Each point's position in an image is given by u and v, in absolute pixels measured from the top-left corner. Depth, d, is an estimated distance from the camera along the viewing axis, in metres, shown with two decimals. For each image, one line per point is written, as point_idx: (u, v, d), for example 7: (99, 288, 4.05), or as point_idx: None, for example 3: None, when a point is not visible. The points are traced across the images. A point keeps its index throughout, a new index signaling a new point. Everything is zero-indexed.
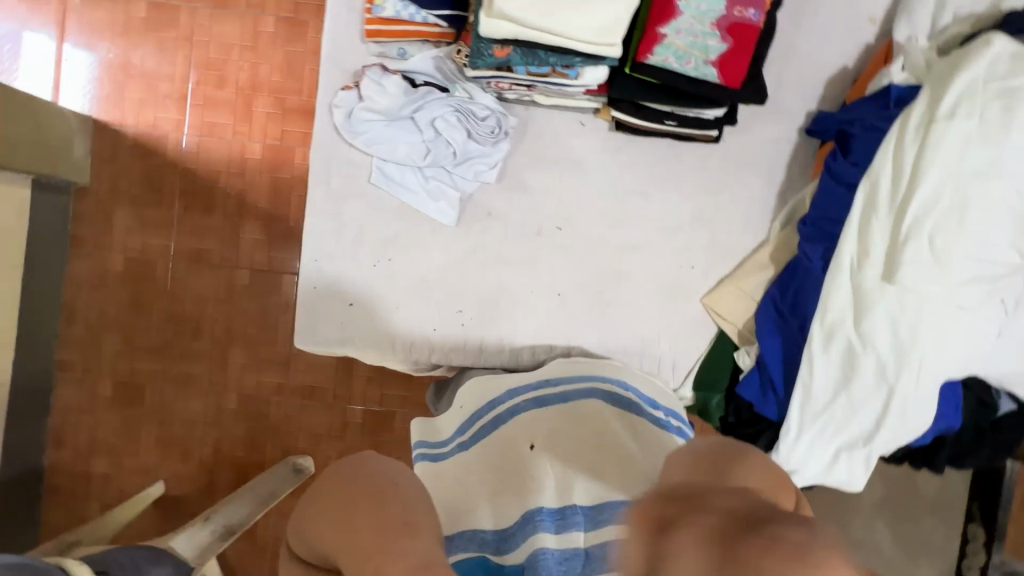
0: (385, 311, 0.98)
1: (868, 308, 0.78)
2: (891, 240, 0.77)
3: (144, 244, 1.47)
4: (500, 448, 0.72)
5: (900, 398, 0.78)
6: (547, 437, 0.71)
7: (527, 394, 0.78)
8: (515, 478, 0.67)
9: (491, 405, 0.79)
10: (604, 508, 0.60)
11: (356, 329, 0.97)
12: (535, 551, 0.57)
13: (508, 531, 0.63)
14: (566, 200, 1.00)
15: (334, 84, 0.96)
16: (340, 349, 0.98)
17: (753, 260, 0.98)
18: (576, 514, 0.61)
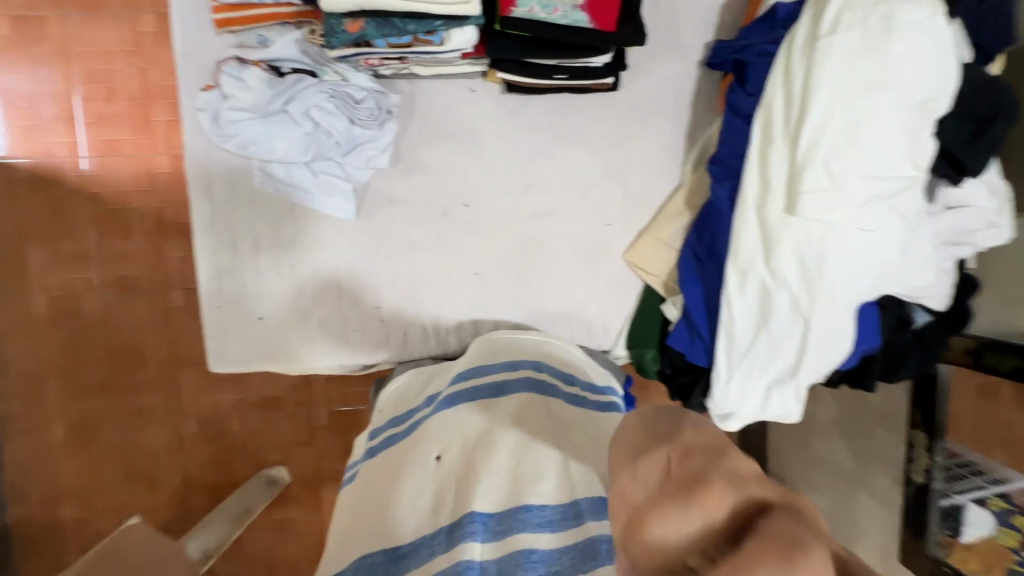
0: (300, 319, 0.94)
1: (776, 244, 0.76)
2: (789, 170, 0.74)
3: (65, 281, 1.38)
4: (412, 454, 0.68)
5: (818, 329, 0.77)
6: (459, 442, 0.66)
7: (441, 396, 0.75)
8: (421, 494, 0.63)
9: (409, 413, 0.76)
10: (505, 516, 0.58)
11: (272, 342, 0.93)
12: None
13: (401, 551, 0.60)
14: (469, 175, 0.95)
15: (197, 84, 0.88)
16: (259, 365, 0.94)
17: (667, 209, 0.96)
18: (474, 523, 0.57)
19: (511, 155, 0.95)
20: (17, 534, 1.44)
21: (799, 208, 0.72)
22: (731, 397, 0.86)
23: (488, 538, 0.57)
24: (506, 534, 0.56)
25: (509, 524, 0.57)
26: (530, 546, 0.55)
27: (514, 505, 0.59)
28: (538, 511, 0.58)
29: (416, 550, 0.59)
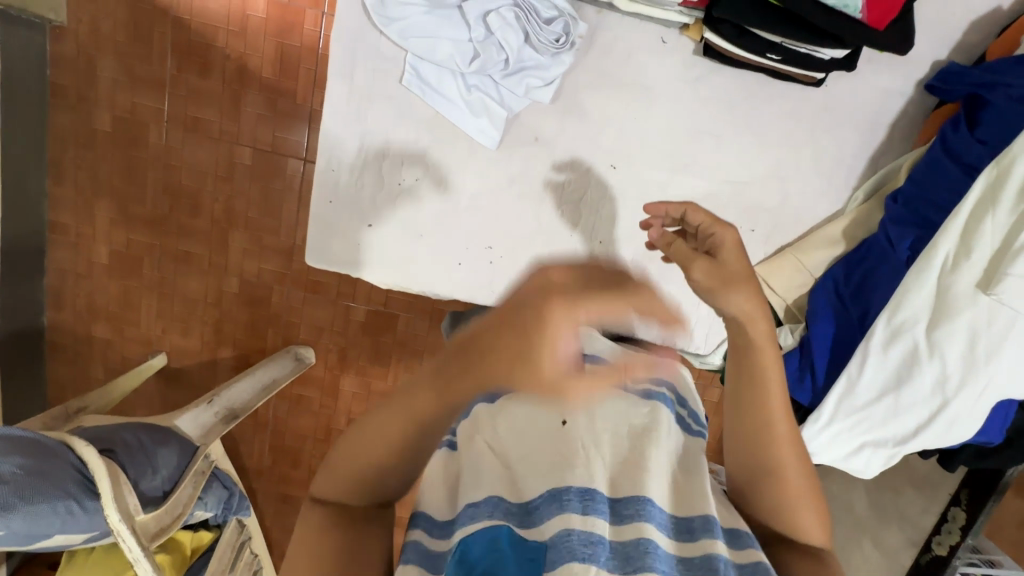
0: (405, 236, 0.88)
1: (950, 315, 0.70)
2: (1002, 245, 0.67)
3: (133, 103, 1.30)
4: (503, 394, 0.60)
5: (952, 412, 0.73)
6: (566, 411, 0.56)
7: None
8: (526, 449, 0.53)
9: None
10: (634, 500, 0.49)
11: (373, 251, 0.88)
12: (563, 533, 0.45)
13: (531, 505, 0.49)
14: (627, 134, 0.86)
15: None
16: (354, 272, 0.89)
17: (821, 233, 0.87)
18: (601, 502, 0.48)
19: (678, 125, 0.86)
20: (54, 340, 1.47)
21: (998, 288, 0.66)
22: (821, 443, 0.83)
23: (610, 524, 0.48)
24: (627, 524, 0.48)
25: (635, 511, 0.49)
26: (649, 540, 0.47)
27: (637, 495, 0.50)
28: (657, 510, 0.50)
29: (545, 505, 0.48)
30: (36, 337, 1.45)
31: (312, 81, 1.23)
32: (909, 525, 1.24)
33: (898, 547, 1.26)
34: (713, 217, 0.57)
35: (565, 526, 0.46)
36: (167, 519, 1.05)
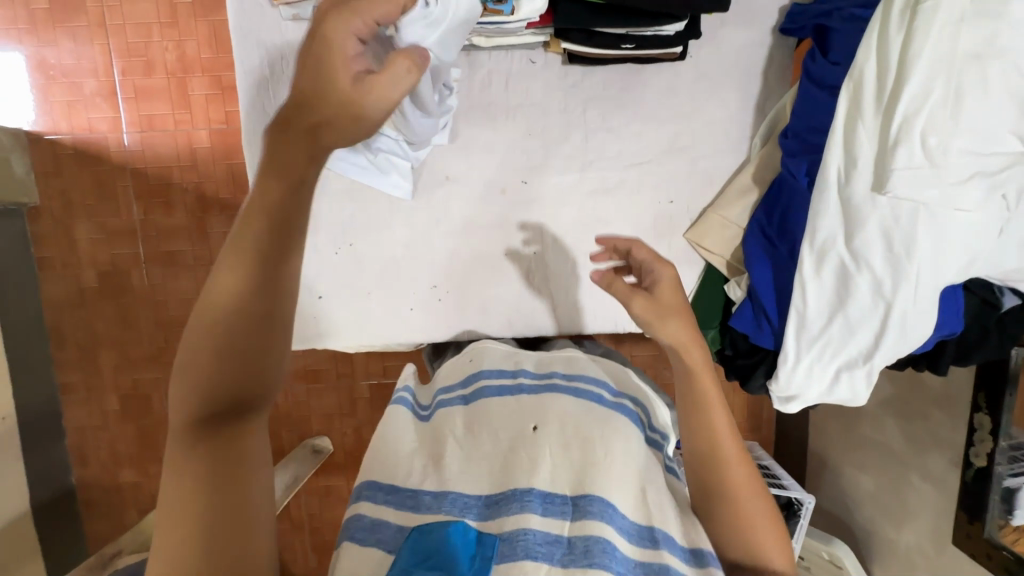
0: (355, 298, 0.94)
1: (859, 222, 0.73)
2: (879, 146, 0.70)
3: (112, 255, 1.37)
4: (497, 418, 0.64)
5: (899, 312, 0.74)
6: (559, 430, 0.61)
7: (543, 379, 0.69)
8: (505, 458, 0.59)
9: (500, 372, 0.72)
10: (583, 501, 0.55)
11: (330, 320, 0.94)
12: (518, 530, 0.52)
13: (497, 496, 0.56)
14: (529, 151, 0.92)
15: (252, 63, 0.87)
16: (321, 343, 0.95)
17: (733, 186, 0.91)
18: (565, 504, 0.55)
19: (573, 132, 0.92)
20: (88, 495, 1.46)
21: (889, 185, 0.69)
22: (796, 380, 0.84)
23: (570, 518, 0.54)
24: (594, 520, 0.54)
25: (591, 508, 0.54)
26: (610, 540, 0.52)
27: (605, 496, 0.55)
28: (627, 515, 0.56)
29: (508, 500, 0.55)
30: (69, 497, 1.44)
31: None
32: (946, 447, 1.20)
33: (944, 474, 1.20)
34: (655, 257, 0.70)
35: (523, 527, 0.52)
36: None
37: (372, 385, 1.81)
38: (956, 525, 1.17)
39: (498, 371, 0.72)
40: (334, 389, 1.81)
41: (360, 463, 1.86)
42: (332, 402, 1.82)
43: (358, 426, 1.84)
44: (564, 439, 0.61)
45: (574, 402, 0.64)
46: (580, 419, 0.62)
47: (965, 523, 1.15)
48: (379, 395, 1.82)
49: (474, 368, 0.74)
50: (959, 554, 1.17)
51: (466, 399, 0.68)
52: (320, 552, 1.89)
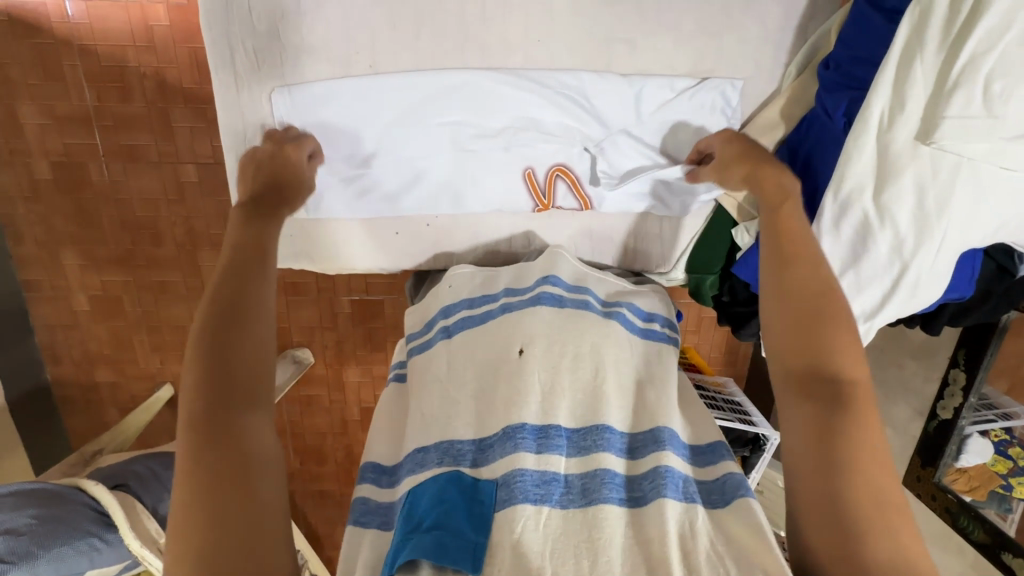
0: (329, 221, 0.94)
1: (894, 175, 0.66)
2: (934, 89, 0.63)
3: None
4: (486, 349, 0.76)
5: (912, 275, 0.70)
6: (537, 342, 0.73)
7: (523, 295, 0.81)
8: (503, 381, 0.71)
9: (486, 298, 0.83)
10: (590, 433, 0.67)
11: (307, 243, 0.95)
12: (514, 470, 0.62)
13: (485, 442, 0.68)
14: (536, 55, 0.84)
15: None
16: (295, 264, 0.97)
17: (759, 120, 0.84)
18: (558, 436, 0.66)
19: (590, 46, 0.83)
20: None
21: (937, 135, 0.62)
22: None
23: (573, 454, 0.66)
24: (591, 452, 0.65)
25: (593, 441, 0.66)
26: (610, 467, 0.64)
27: (598, 423, 0.67)
28: (619, 437, 0.68)
29: (499, 442, 0.66)
30: None
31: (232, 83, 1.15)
32: (913, 396, 1.24)
33: (907, 420, 1.25)
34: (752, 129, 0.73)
35: (553, 470, 0.63)
36: None
37: (353, 300, 1.77)
38: (909, 468, 1.24)
39: (483, 295, 0.84)
40: (314, 302, 1.76)
41: (341, 375, 1.87)
42: (311, 314, 1.78)
43: (339, 338, 1.82)
44: (542, 353, 0.73)
45: (557, 315, 0.77)
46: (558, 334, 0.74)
47: (917, 467, 1.21)
48: (360, 311, 1.78)
49: (452, 298, 0.85)
50: (905, 493, 1.25)
51: (447, 332, 0.80)
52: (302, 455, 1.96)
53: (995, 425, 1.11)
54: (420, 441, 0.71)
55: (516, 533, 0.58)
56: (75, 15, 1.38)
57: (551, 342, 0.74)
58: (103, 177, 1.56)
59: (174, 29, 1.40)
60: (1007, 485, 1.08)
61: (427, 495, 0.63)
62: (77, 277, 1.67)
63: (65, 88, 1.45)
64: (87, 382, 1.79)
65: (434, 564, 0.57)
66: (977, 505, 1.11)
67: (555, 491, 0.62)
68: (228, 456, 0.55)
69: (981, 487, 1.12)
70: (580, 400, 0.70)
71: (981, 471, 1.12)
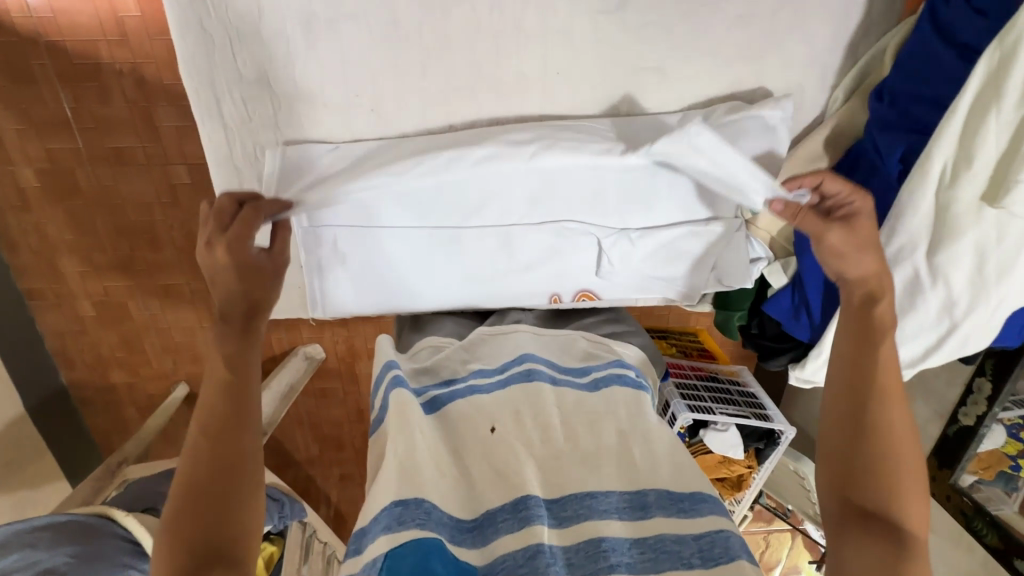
0: (382, 273, 1.03)
1: (957, 233, 0.71)
2: (1009, 145, 0.64)
3: (47, 152, 1.49)
4: (468, 424, 0.82)
5: (963, 330, 0.75)
6: (505, 420, 0.82)
7: (491, 376, 0.89)
8: (493, 470, 0.77)
9: (450, 380, 0.89)
10: (569, 504, 0.74)
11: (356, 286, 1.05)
12: (500, 556, 0.68)
13: (473, 523, 0.73)
14: (565, 114, 0.91)
15: None
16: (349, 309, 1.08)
17: (805, 152, 0.92)
18: (539, 507, 0.71)
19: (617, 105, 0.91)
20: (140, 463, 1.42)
21: (1007, 201, 0.64)
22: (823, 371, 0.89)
23: (554, 524, 0.72)
24: (571, 522, 0.72)
25: (574, 513, 0.73)
26: (600, 535, 0.70)
27: (580, 492, 0.75)
28: (602, 501, 0.75)
29: (488, 524, 0.72)
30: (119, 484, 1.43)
31: (177, 99, 1.43)
32: (936, 399, 1.23)
33: (927, 421, 1.26)
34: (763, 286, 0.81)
35: (540, 540, 0.67)
36: None
37: None
38: None
39: (450, 376, 0.91)
40: None
41: (354, 368, 1.88)
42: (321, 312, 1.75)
43: (349, 334, 1.80)
44: (511, 426, 0.82)
45: (521, 389, 0.86)
46: (526, 404, 0.84)
47: (933, 467, 1.22)
48: None
49: (433, 376, 0.91)
50: None
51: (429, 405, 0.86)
52: (321, 443, 2.02)
53: (1010, 412, 1.07)
54: (400, 492, 0.70)
55: None
56: (36, 7, 1.29)
57: (518, 419, 0.83)
58: (90, 181, 1.54)
59: (147, 20, 1.33)
60: (1016, 465, 1.07)
61: (410, 558, 0.64)
62: (79, 285, 1.69)
63: (39, 90, 1.40)
64: (102, 384, 1.86)
65: None
66: (983, 483, 1.14)
67: (545, 561, 0.66)
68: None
69: (992, 467, 1.12)
70: (552, 469, 0.78)
71: (992, 453, 1.11)
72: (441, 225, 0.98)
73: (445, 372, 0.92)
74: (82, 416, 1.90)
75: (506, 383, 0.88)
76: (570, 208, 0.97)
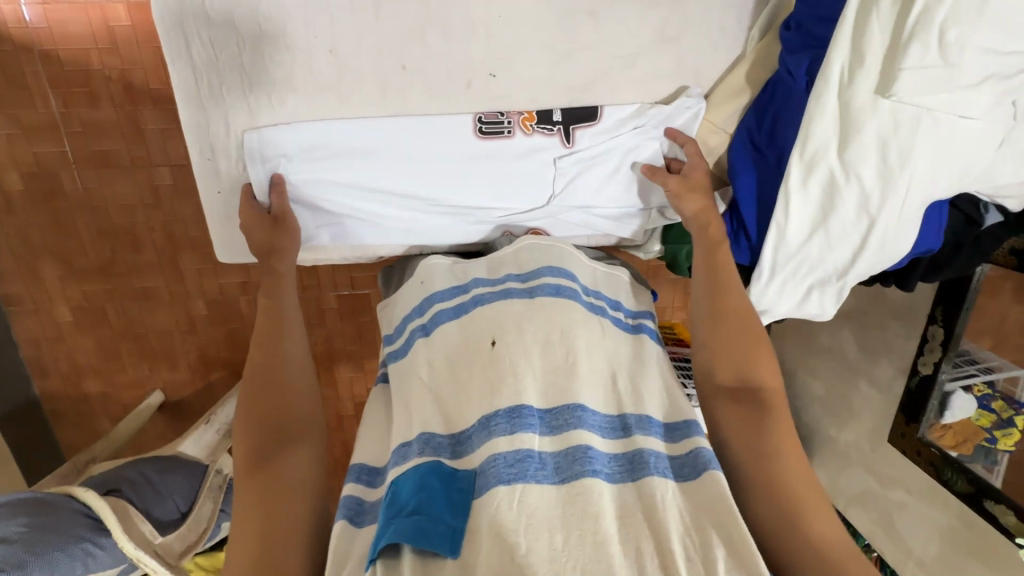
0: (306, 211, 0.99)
1: (859, 127, 0.74)
2: (892, 40, 0.71)
3: (35, 156, 1.54)
4: (466, 339, 0.79)
5: (881, 226, 0.77)
6: (507, 330, 0.78)
7: (493, 287, 0.86)
8: (487, 372, 0.74)
9: (457, 291, 0.87)
10: (561, 413, 0.70)
11: None
12: (490, 456, 0.66)
13: (462, 434, 0.71)
14: (492, 41, 0.91)
15: None
16: None
17: (727, 85, 0.94)
18: (531, 415, 0.69)
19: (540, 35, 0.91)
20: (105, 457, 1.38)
21: (895, 88, 0.70)
22: (768, 295, 0.88)
23: (545, 432, 0.69)
24: (564, 430, 0.69)
25: (564, 422, 0.70)
26: (586, 443, 0.67)
27: (571, 403, 0.71)
28: (592, 414, 0.72)
29: (478, 432, 0.69)
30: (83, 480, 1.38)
31: (165, 104, 1.50)
32: (897, 356, 1.26)
33: (891, 380, 1.28)
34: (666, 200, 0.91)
35: (528, 446, 0.66)
36: (191, 536, 1.25)
37: (339, 296, 1.76)
38: (893, 426, 1.26)
39: (454, 289, 0.87)
40: (301, 301, 1.76)
41: (333, 372, 1.87)
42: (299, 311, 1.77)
43: (329, 335, 1.81)
44: (514, 339, 0.77)
45: (525, 304, 0.81)
46: (528, 317, 0.79)
47: (901, 423, 1.24)
48: (347, 306, 1.78)
49: (434, 290, 0.89)
50: (892, 450, 1.28)
51: (425, 328, 0.84)
52: None
53: (976, 380, 1.15)
54: (405, 437, 0.73)
55: (494, 511, 0.61)
56: (34, 19, 1.39)
57: (519, 329, 0.78)
58: (75, 185, 1.59)
59: (138, 30, 1.42)
60: (992, 438, 1.11)
61: (408, 484, 0.66)
62: (58, 290, 1.70)
63: (30, 97, 1.47)
64: (77, 394, 1.83)
65: (414, 547, 0.61)
66: (963, 460, 1.14)
67: (531, 467, 0.65)
68: (263, 488, 0.71)
69: (967, 442, 1.15)
70: (548, 383, 0.74)
71: (965, 425, 1.15)
72: (361, 152, 0.95)
73: (454, 282, 0.89)
74: (53, 430, 1.85)
75: (510, 296, 0.83)
76: (514, 181, 0.99)
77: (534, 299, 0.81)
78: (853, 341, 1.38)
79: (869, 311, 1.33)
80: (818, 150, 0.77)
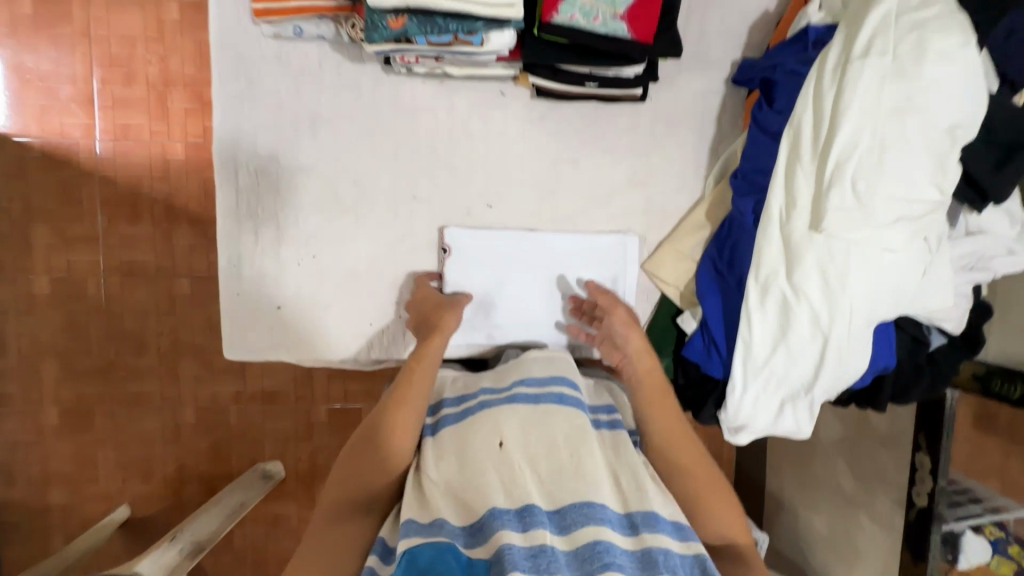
0: (314, 310, 1.08)
1: (800, 257, 0.86)
2: (816, 188, 0.85)
3: (68, 264, 1.68)
4: (461, 436, 0.82)
5: (834, 345, 0.85)
6: (512, 436, 0.80)
7: (499, 393, 0.89)
8: (486, 473, 0.75)
9: (462, 400, 0.92)
10: (569, 514, 0.72)
11: (282, 331, 1.08)
12: (503, 545, 0.65)
13: (475, 526, 0.71)
14: (492, 176, 1.08)
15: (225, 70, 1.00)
16: (272, 354, 1.09)
17: (690, 221, 1.08)
18: (542, 513, 0.71)
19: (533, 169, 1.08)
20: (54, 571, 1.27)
21: (824, 224, 0.83)
22: (744, 409, 0.92)
23: (557, 532, 0.70)
24: (573, 530, 0.70)
25: (572, 521, 0.71)
26: (598, 538, 0.68)
27: (581, 500, 0.72)
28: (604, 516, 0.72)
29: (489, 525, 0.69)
30: None
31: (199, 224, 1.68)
32: (891, 486, 1.23)
33: (891, 513, 1.23)
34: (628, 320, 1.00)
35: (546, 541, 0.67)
36: None
37: (330, 410, 1.78)
38: (902, 566, 1.19)
39: (460, 397, 0.92)
40: (292, 412, 1.78)
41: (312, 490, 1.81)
42: (287, 424, 1.78)
43: (314, 450, 1.79)
44: (520, 442, 0.79)
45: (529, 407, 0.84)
46: (534, 425, 0.81)
47: (909, 563, 1.17)
48: (336, 420, 1.78)
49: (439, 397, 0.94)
50: None
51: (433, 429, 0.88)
52: None
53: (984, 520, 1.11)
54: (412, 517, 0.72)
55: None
56: (102, 151, 1.62)
57: (524, 435, 0.80)
58: (98, 292, 1.70)
59: (189, 162, 1.65)
60: None
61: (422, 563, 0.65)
62: (51, 391, 1.72)
63: (80, 213, 1.65)
64: (39, 504, 1.73)
65: None
66: None
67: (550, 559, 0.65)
68: None
69: None
70: (553, 489, 0.75)
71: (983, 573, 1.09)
72: (370, 260, 1.07)
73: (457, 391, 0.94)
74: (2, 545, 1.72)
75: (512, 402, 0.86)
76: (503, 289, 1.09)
77: (538, 405, 0.85)
78: (847, 471, 1.36)
79: (857, 438, 1.34)
80: (767, 276, 0.88)
